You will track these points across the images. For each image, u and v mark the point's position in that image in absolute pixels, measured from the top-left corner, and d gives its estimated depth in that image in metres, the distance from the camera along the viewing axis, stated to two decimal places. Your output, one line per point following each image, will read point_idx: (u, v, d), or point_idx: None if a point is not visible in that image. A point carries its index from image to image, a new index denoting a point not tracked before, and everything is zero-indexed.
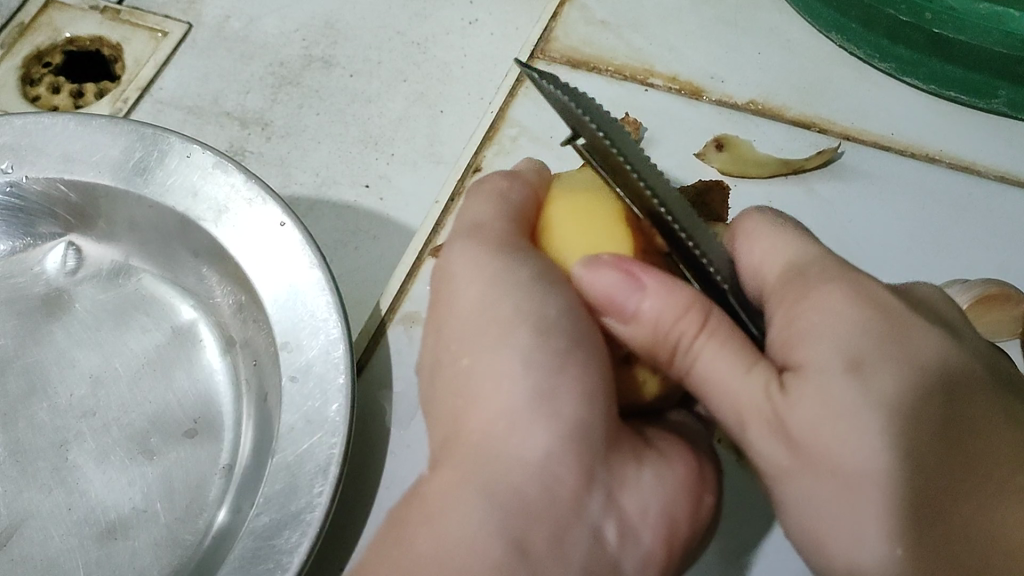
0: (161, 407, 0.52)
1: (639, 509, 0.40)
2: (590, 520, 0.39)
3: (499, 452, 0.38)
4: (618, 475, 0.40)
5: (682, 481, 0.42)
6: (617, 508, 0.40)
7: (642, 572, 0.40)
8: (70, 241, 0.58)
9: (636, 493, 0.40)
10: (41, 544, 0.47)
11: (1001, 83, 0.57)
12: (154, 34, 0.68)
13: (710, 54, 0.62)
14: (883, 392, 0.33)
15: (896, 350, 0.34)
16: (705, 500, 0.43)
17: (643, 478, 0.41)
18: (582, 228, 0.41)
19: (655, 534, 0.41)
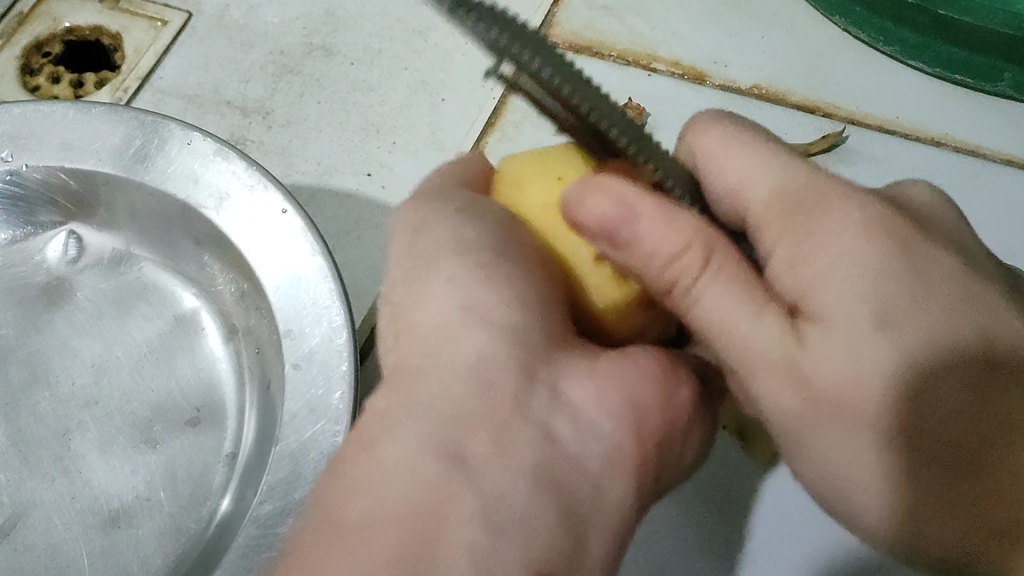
0: (163, 396, 0.52)
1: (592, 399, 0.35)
2: (537, 418, 0.34)
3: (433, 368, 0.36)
4: (562, 372, 0.35)
5: (649, 365, 0.36)
6: (566, 408, 0.35)
7: (609, 472, 0.34)
8: (70, 229, 0.57)
9: (586, 399, 0.35)
10: (44, 533, 0.48)
11: (1008, 66, 0.57)
12: (154, 23, 0.67)
13: (713, 39, 0.62)
14: (913, 348, 0.33)
15: (930, 291, 0.34)
16: (682, 392, 0.37)
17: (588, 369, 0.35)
18: (541, 173, 0.40)
19: (618, 426, 0.35)
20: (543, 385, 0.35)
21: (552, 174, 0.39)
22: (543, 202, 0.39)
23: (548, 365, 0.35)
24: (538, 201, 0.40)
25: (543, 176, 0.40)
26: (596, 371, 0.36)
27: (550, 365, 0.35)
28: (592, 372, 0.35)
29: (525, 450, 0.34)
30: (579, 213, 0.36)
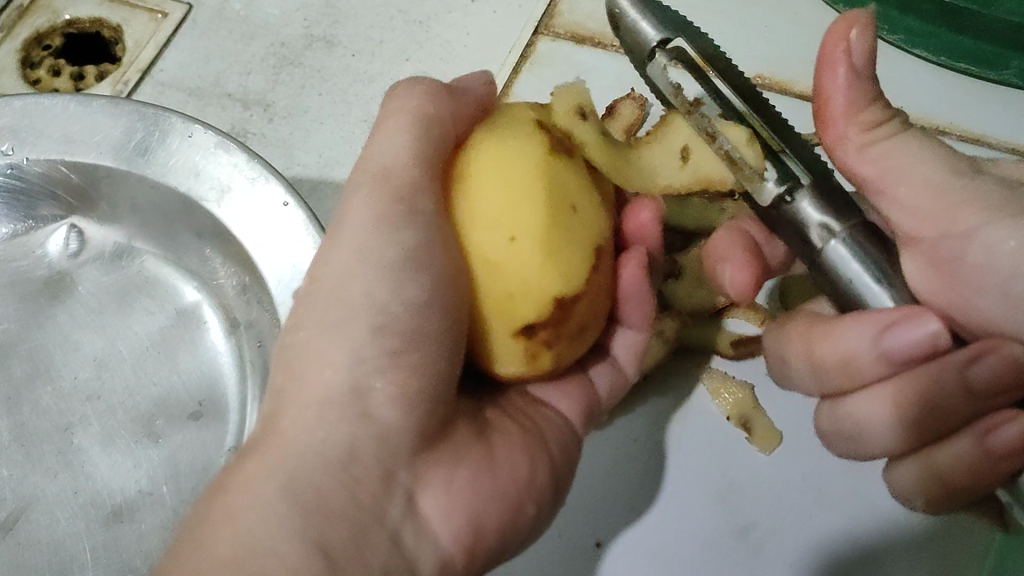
0: (166, 391, 0.52)
1: (441, 512, 0.39)
2: (391, 524, 0.37)
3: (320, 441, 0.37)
4: (424, 474, 0.39)
5: (502, 490, 0.40)
6: (419, 516, 0.38)
7: None
8: (72, 223, 0.57)
9: (443, 496, 0.39)
10: (47, 528, 0.48)
11: (1012, 53, 0.57)
12: (154, 15, 0.67)
13: (716, 29, 0.61)
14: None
15: None
16: (527, 510, 0.42)
17: (455, 479, 0.39)
18: (505, 214, 0.37)
19: (455, 540, 0.39)
20: (401, 487, 0.38)
21: (504, 229, 0.37)
22: (490, 254, 0.38)
23: (408, 467, 0.38)
24: (488, 245, 0.38)
25: (491, 222, 0.38)
26: (456, 473, 0.39)
27: (412, 469, 0.38)
28: (457, 463, 0.40)
29: (400, 530, 0.37)
30: (528, 302, 0.37)
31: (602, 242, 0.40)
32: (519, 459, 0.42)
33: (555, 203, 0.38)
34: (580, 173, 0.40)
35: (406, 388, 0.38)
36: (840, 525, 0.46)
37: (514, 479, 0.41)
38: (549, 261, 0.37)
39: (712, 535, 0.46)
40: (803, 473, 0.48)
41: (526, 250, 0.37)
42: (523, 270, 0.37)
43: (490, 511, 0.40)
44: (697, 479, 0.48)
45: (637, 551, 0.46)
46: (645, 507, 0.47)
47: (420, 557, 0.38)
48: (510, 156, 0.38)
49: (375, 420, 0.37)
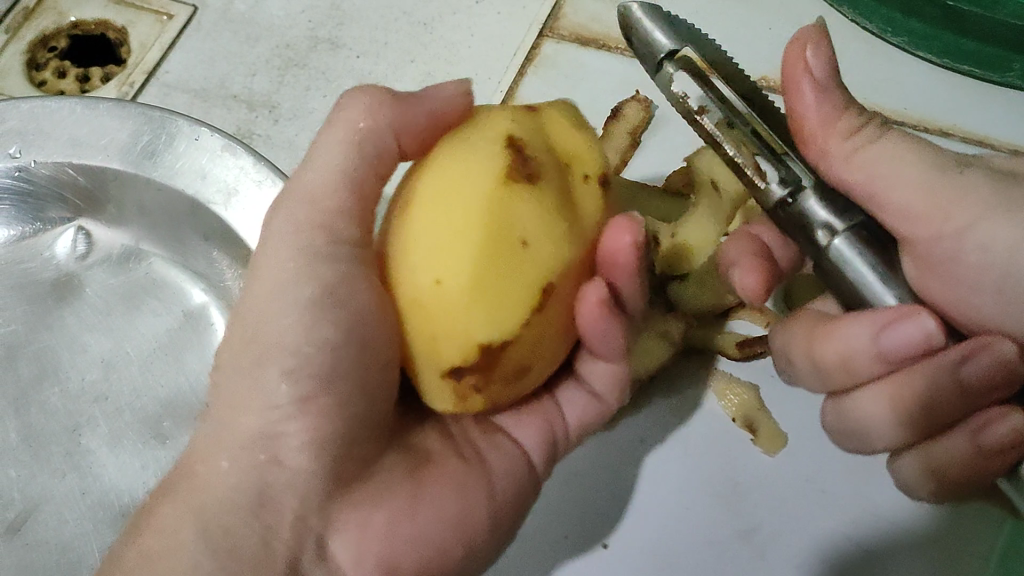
0: (174, 392, 0.52)
1: (350, 556, 0.39)
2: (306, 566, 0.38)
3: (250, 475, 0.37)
4: (339, 517, 0.39)
5: (418, 536, 0.39)
6: (329, 560, 0.39)
7: None
8: (79, 225, 0.57)
9: (354, 542, 0.39)
10: (56, 529, 0.48)
11: (1014, 56, 0.57)
12: (159, 17, 0.67)
13: (721, 31, 0.61)
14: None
15: None
16: (455, 555, 0.41)
17: (370, 521, 0.39)
18: (436, 251, 0.34)
19: None
20: (312, 530, 0.38)
21: (431, 270, 0.34)
22: (418, 296, 0.35)
23: (320, 513, 0.38)
24: (416, 286, 0.35)
25: (421, 261, 0.35)
26: (372, 516, 0.39)
27: (324, 515, 0.39)
28: (375, 505, 0.39)
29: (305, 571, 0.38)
30: (453, 346, 0.34)
31: (558, 276, 0.35)
32: (446, 501, 0.41)
33: (495, 239, 0.34)
34: (545, 196, 0.35)
35: (319, 431, 0.38)
36: (846, 527, 0.46)
37: (440, 522, 0.40)
38: (473, 305, 0.34)
39: (717, 538, 0.47)
40: (808, 473, 0.48)
41: (451, 293, 0.34)
42: (448, 315, 0.34)
43: (407, 557, 0.39)
44: (702, 481, 0.48)
45: (644, 554, 0.47)
46: (651, 508, 0.48)
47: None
48: (455, 184, 0.35)
49: (284, 464, 0.38)
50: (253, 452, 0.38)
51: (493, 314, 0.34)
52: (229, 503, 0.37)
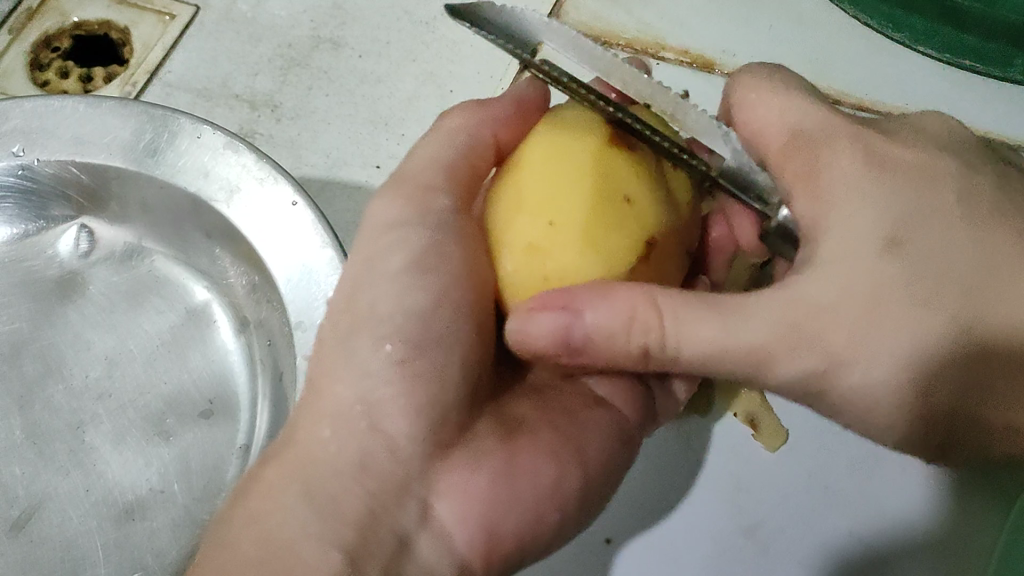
0: (176, 389, 0.52)
1: (455, 519, 0.42)
2: (401, 528, 0.41)
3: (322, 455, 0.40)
4: (437, 484, 0.42)
5: (519, 497, 0.42)
6: (434, 524, 0.41)
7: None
8: (82, 223, 0.57)
9: (458, 501, 0.42)
10: (60, 525, 0.48)
11: (1015, 51, 0.57)
12: (162, 17, 0.67)
13: (722, 29, 0.61)
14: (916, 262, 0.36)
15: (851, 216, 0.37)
16: (549, 517, 0.43)
17: (471, 485, 0.42)
18: (547, 202, 0.39)
19: (471, 546, 0.41)
20: (415, 496, 0.41)
21: (543, 216, 0.39)
22: (527, 239, 0.40)
23: (422, 478, 0.41)
24: (523, 234, 0.40)
25: (531, 209, 0.40)
26: (473, 479, 0.42)
27: (425, 481, 0.42)
28: (474, 470, 0.42)
29: (414, 538, 0.41)
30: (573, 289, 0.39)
31: (658, 233, 0.40)
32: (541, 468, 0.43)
33: (602, 192, 0.39)
34: (642, 167, 0.41)
35: (411, 400, 0.40)
36: (848, 522, 0.46)
37: (535, 486, 0.42)
38: (586, 247, 0.39)
39: (720, 533, 0.47)
40: (808, 468, 0.48)
41: (563, 238, 0.39)
42: (562, 256, 0.39)
43: (507, 519, 0.42)
44: (702, 476, 0.48)
45: (648, 549, 0.46)
46: (652, 502, 0.48)
47: (437, 565, 0.41)
48: (562, 151, 0.40)
49: (383, 433, 0.40)
50: (354, 418, 0.40)
51: (607, 254, 0.39)
52: (332, 472, 0.40)
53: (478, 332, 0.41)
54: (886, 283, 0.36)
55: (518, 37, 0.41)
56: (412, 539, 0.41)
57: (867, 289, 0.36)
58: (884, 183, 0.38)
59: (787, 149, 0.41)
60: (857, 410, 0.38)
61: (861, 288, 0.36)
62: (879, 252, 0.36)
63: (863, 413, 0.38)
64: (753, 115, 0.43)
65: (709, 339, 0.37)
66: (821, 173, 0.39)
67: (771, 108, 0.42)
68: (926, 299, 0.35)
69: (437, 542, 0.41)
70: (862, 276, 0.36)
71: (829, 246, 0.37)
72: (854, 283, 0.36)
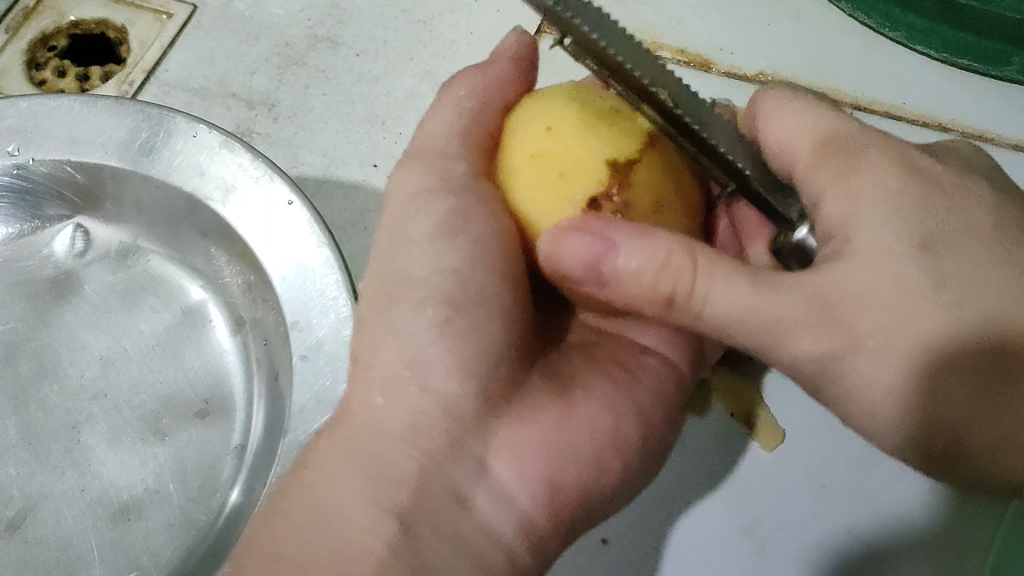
0: (171, 389, 0.52)
1: (515, 473, 0.42)
2: (459, 488, 0.41)
3: (368, 433, 0.41)
4: (494, 440, 0.42)
5: (580, 442, 0.43)
6: (491, 477, 0.42)
7: (523, 536, 0.42)
8: (77, 223, 0.58)
9: (514, 459, 0.42)
10: (54, 526, 0.48)
11: (1013, 50, 0.57)
12: (159, 15, 0.67)
13: (719, 26, 0.61)
14: (950, 267, 0.35)
15: (888, 210, 0.36)
16: (610, 466, 0.44)
17: (528, 437, 0.42)
18: (540, 118, 0.41)
19: (532, 498, 0.43)
20: (471, 453, 0.42)
21: (542, 124, 0.41)
22: (531, 148, 0.41)
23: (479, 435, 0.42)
24: (528, 145, 0.41)
25: (533, 123, 0.42)
26: (528, 434, 0.43)
27: (483, 438, 0.42)
28: (530, 422, 0.43)
29: (471, 493, 0.42)
30: (559, 258, 0.38)
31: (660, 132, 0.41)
32: (598, 417, 0.44)
33: (590, 102, 0.42)
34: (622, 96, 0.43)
35: (456, 357, 0.40)
36: (846, 522, 0.46)
37: (592, 434, 0.44)
38: (591, 132, 0.40)
39: (717, 533, 0.46)
40: (806, 468, 0.48)
41: (564, 131, 0.40)
42: (571, 146, 0.40)
43: (569, 471, 0.43)
44: (699, 476, 0.48)
45: (644, 549, 0.46)
46: (650, 502, 0.47)
47: (498, 522, 0.42)
48: (545, 94, 0.43)
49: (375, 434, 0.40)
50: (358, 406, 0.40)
51: (615, 142, 0.40)
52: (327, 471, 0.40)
53: (513, 294, 0.41)
54: (914, 285, 0.35)
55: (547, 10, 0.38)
56: (469, 498, 0.42)
57: (896, 285, 0.35)
58: (920, 197, 0.37)
59: (820, 156, 0.40)
60: (878, 414, 0.37)
61: (894, 286, 0.35)
62: (910, 252, 0.35)
63: (885, 417, 0.37)
64: (777, 130, 0.42)
65: (737, 308, 0.36)
66: (855, 170, 0.38)
67: (796, 123, 0.41)
68: (954, 309, 0.34)
69: (494, 498, 0.42)
70: (891, 273, 0.35)
71: (860, 239, 0.36)
72: (884, 277, 0.35)
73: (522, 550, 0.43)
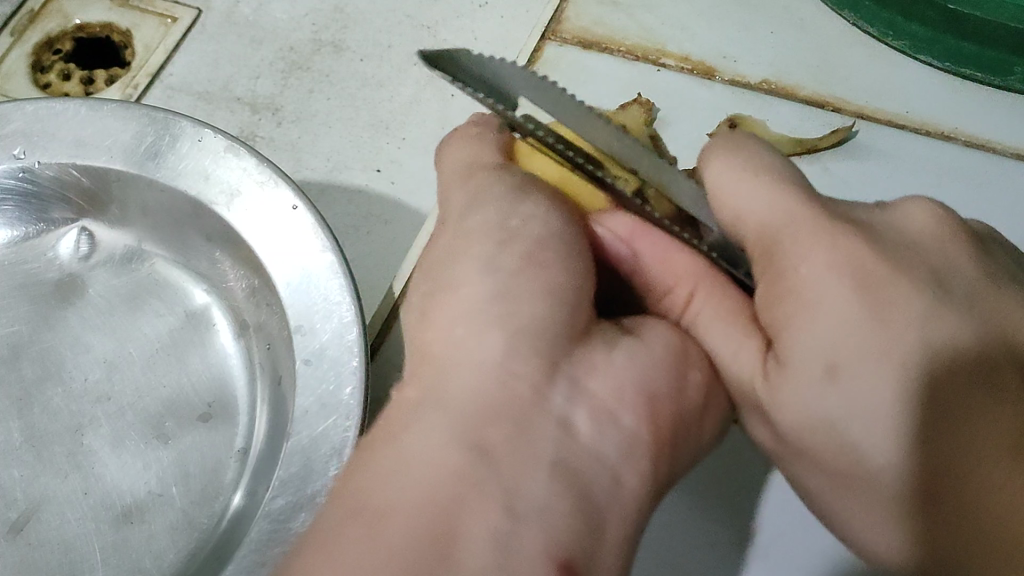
0: (174, 392, 0.52)
1: (611, 389, 0.37)
2: (555, 412, 0.35)
3: (448, 362, 0.37)
4: (583, 363, 0.37)
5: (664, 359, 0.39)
6: (587, 397, 0.36)
7: (633, 454, 0.36)
8: (82, 225, 0.58)
9: (606, 378, 0.37)
10: (57, 528, 0.48)
11: (1015, 59, 0.58)
12: (164, 20, 0.67)
13: (723, 34, 0.61)
14: (860, 399, 0.35)
15: (804, 325, 0.36)
16: (691, 378, 0.39)
17: (613, 360, 0.38)
18: None
19: (636, 415, 0.36)
20: (561, 375, 0.36)
21: None
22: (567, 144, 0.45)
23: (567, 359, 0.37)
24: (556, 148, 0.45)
25: None
26: (613, 361, 0.38)
27: (570, 361, 0.37)
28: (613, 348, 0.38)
29: (569, 416, 0.36)
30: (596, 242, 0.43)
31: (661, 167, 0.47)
32: (669, 338, 0.40)
33: None
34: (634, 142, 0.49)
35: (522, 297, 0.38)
36: None
37: (667, 349, 0.39)
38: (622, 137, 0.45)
39: None
40: None
41: None
42: None
43: (659, 381, 0.38)
44: None
45: None
46: None
47: (604, 443, 0.35)
48: None
49: None
50: None
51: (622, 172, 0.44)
52: None
53: None
54: (828, 412, 0.36)
55: (506, 91, 0.41)
56: (570, 420, 0.35)
57: (809, 412, 0.37)
58: (843, 303, 0.36)
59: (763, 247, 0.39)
60: (828, 504, 0.40)
61: (808, 412, 0.37)
62: (819, 377, 0.36)
63: (833, 504, 0.40)
64: (731, 196, 0.41)
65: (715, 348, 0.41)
66: (782, 270, 0.38)
67: (747, 190, 0.40)
68: (860, 442, 0.36)
69: (596, 419, 0.36)
70: (803, 400, 0.37)
71: (784, 350, 0.37)
72: (799, 402, 0.37)
73: (631, 474, 0.35)
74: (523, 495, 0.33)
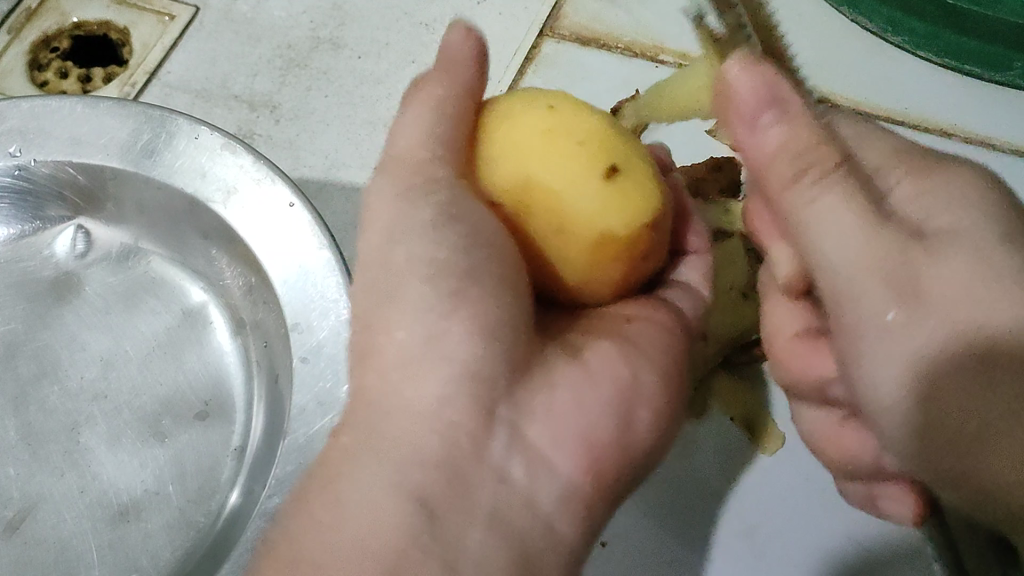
0: (171, 390, 0.52)
1: (548, 435, 0.37)
2: (493, 462, 0.36)
3: (386, 405, 0.37)
4: (524, 405, 0.37)
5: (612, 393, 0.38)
6: (525, 442, 0.37)
7: (561, 504, 0.37)
8: (79, 224, 0.58)
9: (548, 422, 0.37)
10: (53, 527, 0.48)
11: (1015, 55, 0.57)
12: (161, 17, 0.67)
13: None
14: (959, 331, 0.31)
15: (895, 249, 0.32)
16: (639, 415, 0.39)
17: (554, 397, 0.38)
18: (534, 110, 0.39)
19: (573, 462, 0.37)
20: (500, 421, 0.37)
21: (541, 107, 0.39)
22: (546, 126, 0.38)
23: (507, 400, 0.37)
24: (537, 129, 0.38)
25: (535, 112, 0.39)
26: (555, 398, 0.38)
27: (512, 401, 0.37)
28: (556, 385, 0.38)
29: (505, 466, 0.37)
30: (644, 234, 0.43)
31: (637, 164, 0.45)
32: (617, 362, 0.39)
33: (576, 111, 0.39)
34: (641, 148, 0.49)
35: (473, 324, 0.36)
36: (848, 529, 0.46)
37: (615, 382, 0.38)
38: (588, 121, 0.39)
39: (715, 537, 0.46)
40: (807, 473, 0.47)
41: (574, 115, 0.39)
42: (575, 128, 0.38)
43: (602, 424, 0.38)
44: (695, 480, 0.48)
45: (640, 553, 0.46)
46: (649, 506, 0.47)
47: (538, 490, 0.37)
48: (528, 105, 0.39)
49: None
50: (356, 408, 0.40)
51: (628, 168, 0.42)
52: None
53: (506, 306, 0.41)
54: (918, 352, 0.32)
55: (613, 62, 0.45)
56: (505, 469, 0.37)
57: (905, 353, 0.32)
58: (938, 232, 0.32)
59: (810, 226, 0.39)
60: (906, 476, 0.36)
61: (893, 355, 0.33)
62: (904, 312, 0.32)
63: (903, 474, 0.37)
64: None
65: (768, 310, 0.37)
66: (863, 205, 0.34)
67: None
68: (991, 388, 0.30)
69: (530, 465, 0.37)
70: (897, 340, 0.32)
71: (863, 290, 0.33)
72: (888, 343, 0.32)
73: (563, 524, 0.37)
74: (460, 554, 0.35)
